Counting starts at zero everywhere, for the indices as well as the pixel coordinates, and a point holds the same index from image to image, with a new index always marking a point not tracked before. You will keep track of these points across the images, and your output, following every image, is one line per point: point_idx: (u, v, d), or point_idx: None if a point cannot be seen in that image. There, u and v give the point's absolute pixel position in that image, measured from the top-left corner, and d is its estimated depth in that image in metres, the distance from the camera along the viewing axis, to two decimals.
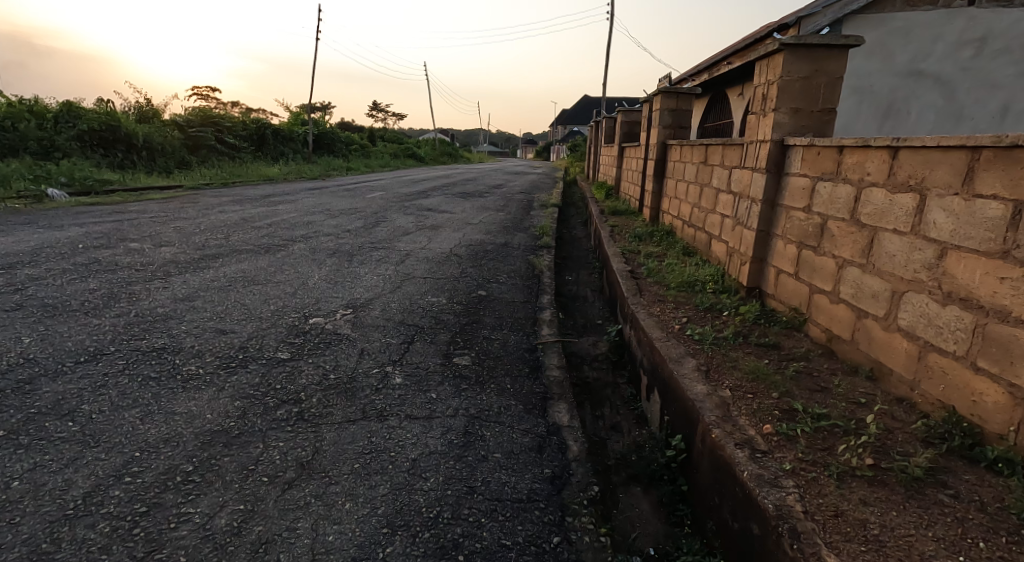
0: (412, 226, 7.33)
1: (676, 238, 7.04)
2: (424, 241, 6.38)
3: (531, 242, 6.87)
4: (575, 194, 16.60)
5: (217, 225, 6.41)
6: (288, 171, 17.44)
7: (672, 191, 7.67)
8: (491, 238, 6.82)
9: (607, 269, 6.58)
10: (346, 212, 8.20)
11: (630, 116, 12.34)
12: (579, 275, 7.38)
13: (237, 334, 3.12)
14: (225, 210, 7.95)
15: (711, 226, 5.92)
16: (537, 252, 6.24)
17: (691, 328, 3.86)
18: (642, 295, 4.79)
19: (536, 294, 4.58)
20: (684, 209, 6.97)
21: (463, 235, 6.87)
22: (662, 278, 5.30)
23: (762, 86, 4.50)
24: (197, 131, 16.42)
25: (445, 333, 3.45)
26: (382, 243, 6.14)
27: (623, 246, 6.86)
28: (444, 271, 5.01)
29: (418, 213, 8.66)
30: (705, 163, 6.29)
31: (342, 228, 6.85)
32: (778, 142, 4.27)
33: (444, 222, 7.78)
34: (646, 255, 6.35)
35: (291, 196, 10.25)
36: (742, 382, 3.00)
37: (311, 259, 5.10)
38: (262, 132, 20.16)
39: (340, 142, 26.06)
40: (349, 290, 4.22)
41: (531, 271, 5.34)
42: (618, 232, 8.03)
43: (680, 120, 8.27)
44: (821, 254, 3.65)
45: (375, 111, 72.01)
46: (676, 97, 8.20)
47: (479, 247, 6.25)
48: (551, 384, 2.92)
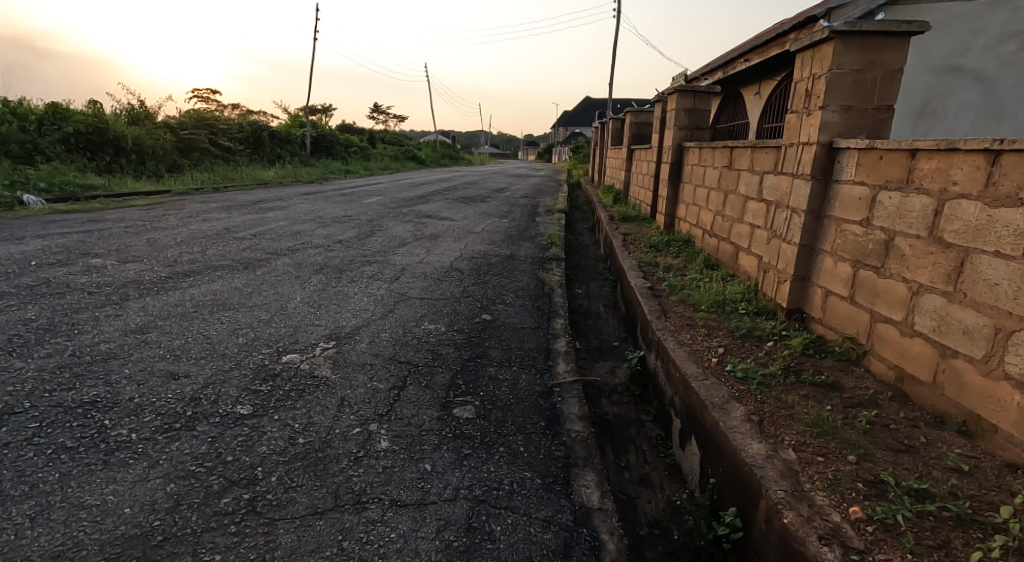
0: (410, 236, 6.79)
1: (697, 249, 6.49)
2: (423, 253, 5.85)
3: (539, 253, 6.32)
4: (581, 198, 16.02)
5: (196, 236, 5.87)
6: (284, 175, 16.91)
7: (690, 197, 7.12)
8: (496, 250, 6.27)
9: (622, 283, 6.04)
10: (339, 220, 7.66)
11: (639, 116, 11.78)
12: (590, 289, 6.82)
13: (191, 377, 2.59)
14: (210, 218, 7.43)
15: (738, 237, 5.37)
16: (546, 266, 5.70)
17: (731, 362, 3.32)
18: (667, 318, 4.25)
19: (548, 317, 4.03)
20: (705, 217, 6.41)
21: (465, 246, 6.33)
22: (687, 296, 4.75)
23: (805, 81, 3.94)
24: (190, 133, 15.91)
25: (443, 374, 2.91)
26: (376, 256, 5.60)
27: (638, 258, 6.31)
28: (444, 290, 4.47)
29: (417, 221, 8.12)
30: (730, 167, 5.74)
31: (332, 238, 6.32)
32: (825, 144, 3.73)
33: (444, 231, 7.24)
34: (666, 269, 5.81)
35: (283, 202, 9.72)
36: (807, 440, 2.46)
37: (294, 277, 4.57)
38: (258, 134, 19.67)
39: (339, 145, 25.57)
40: (334, 315, 3.68)
41: (540, 288, 4.80)
42: (631, 241, 7.49)
43: (697, 121, 7.73)
44: (886, 277, 3.10)
45: (376, 113, 71.74)
46: (693, 96, 7.66)
47: (482, 260, 5.70)
48: (574, 444, 2.37)
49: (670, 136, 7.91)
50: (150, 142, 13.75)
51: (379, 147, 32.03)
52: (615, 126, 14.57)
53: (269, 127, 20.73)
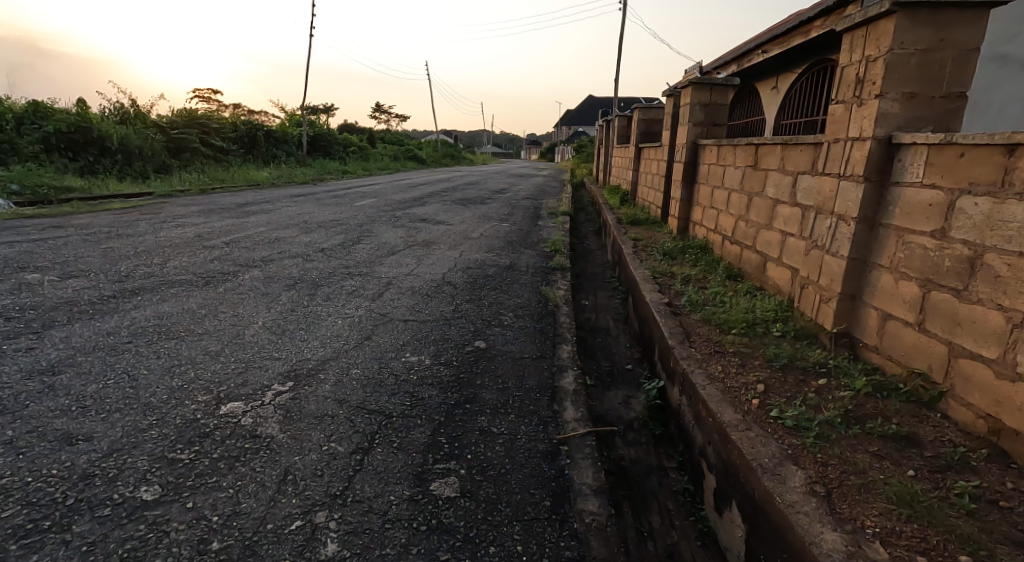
0: (400, 243, 6.22)
1: (716, 258, 5.89)
2: (414, 263, 5.28)
3: (542, 262, 5.74)
4: (585, 199, 15.40)
5: (163, 245, 5.31)
6: (278, 176, 16.34)
7: (707, 200, 6.53)
8: (495, 258, 5.69)
9: (634, 295, 5.45)
10: (326, 225, 7.09)
11: (648, 113, 11.17)
12: (598, 302, 6.24)
13: (94, 440, 2.03)
14: (186, 224, 6.87)
15: (766, 246, 4.78)
16: (551, 277, 5.12)
17: (776, 404, 2.73)
18: (691, 342, 3.66)
19: (553, 345, 3.45)
20: (727, 222, 5.82)
21: (461, 255, 5.75)
22: (712, 315, 4.16)
23: (855, 64, 3.34)
24: (181, 133, 15.37)
25: (422, 428, 2.32)
26: (361, 267, 5.03)
27: (652, 268, 5.73)
28: (433, 309, 3.90)
29: (410, 225, 7.54)
30: (756, 168, 5.15)
31: (314, 247, 5.75)
32: (882, 139, 3.13)
33: (439, 237, 6.66)
34: (684, 281, 5.22)
35: (270, 205, 9.18)
36: (896, 527, 1.89)
37: (261, 294, 4.00)
38: (253, 134, 19.13)
39: (337, 144, 25.03)
40: (299, 345, 3.11)
41: (543, 305, 4.23)
42: (643, 247, 6.91)
43: (714, 117, 7.13)
44: (972, 302, 2.52)
45: (378, 112, 71.22)
46: (709, 90, 7.07)
47: (478, 271, 5.13)
48: (587, 538, 1.81)
49: (683, 133, 7.31)
50: (137, 142, 13.21)
51: (379, 147, 31.47)
52: (623, 122, 14.00)
53: (264, 127, 20.16)
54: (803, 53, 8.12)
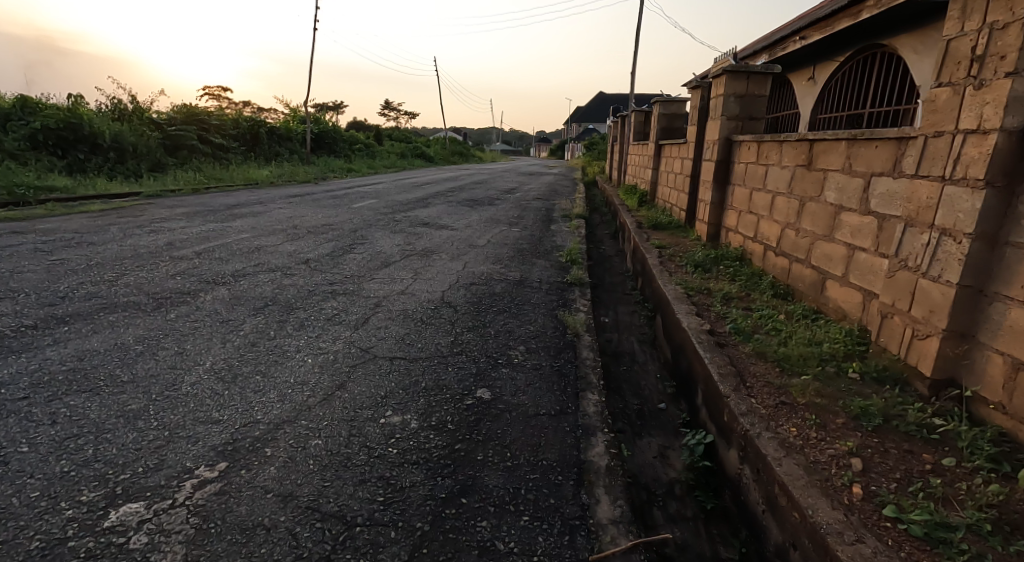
0: (398, 253, 5.51)
1: (758, 272, 5.17)
2: (410, 278, 4.59)
3: (557, 275, 5.03)
4: (598, 200, 14.60)
5: (124, 254, 4.64)
6: (278, 174, 15.69)
7: (746, 203, 5.81)
8: (503, 272, 4.98)
9: (664, 315, 4.73)
10: (317, 231, 6.41)
11: (669, 107, 10.39)
12: (619, 321, 5.52)
13: None
14: (161, 228, 6.19)
15: (828, 262, 4.07)
16: (568, 296, 4.41)
17: (886, 494, 2.02)
18: (749, 385, 2.95)
19: (575, 394, 2.75)
20: (772, 230, 5.11)
21: (465, 267, 5.05)
22: (768, 347, 3.44)
23: (972, 36, 2.63)
24: (179, 129, 14.67)
25: (395, 548, 1.65)
26: (348, 282, 4.34)
27: (683, 283, 5.00)
28: (427, 343, 3.20)
29: (411, 231, 6.84)
30: (812, 168, 4.44)
31: (299, 257, 5.07)
32: (1014, 131, 2.45)
33: (441, 246, 5.95)
34: (724, 301, 4.50)
35: (263, 207, 8.50)
36: None
37: (220, 320, 3.31)
38: (255, 131, 18.51)
39: (342, 142, 24.43)
40: (248, 396, 2.42)
41: (561, 335, 3.52)
42: (670, 257, 6.18)
43: (750, 110, 6.39)
44: None
45: (387, 110, 70.80)
46: (746, 80, 6.33)
47: (483, 289, 4.42)
48: None
49: (715, 128, 6.58)
50: (131, 138, 12.57)
51: (386, 145, 30.81)
52: (637, 119, 13.10)
53: (267, 123, 19.52)
54: (846, 38, 7.36)
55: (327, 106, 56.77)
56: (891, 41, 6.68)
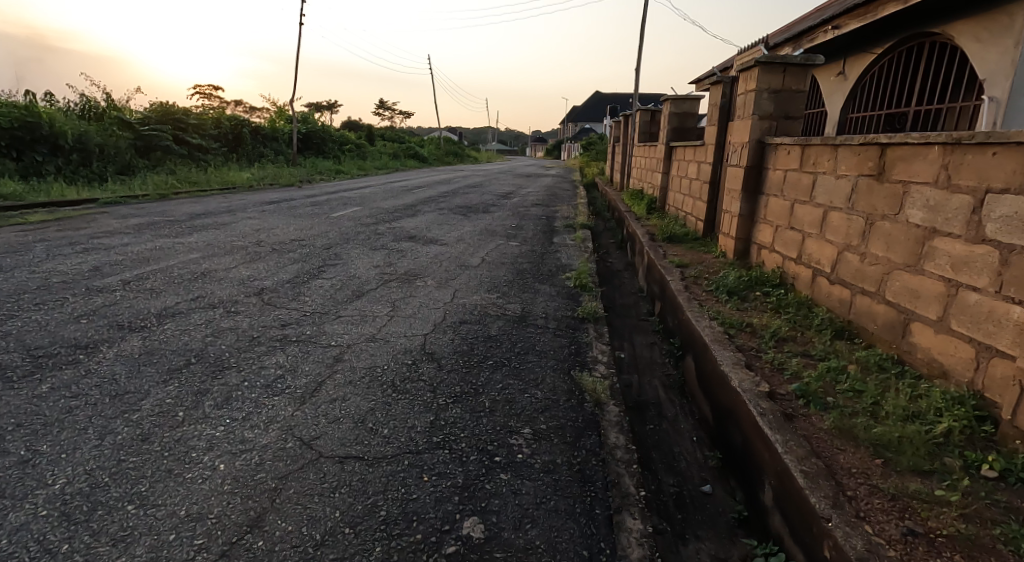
0: (375, 278, 4.64)
1: (805, 302, 4.36)
2: (386, 315, 3.72)
3: (566, 307, 4.18)
4: (600, 205, 13.76)
5: (29, 285, 3.73)
6: (260, 177, 14.74)
7: (786, 218, 4.99)
8: (501, 305, 4.12)
9: (699, 358, 3.88)
10: (284, 249, 5.52)
11: (681, 106, 9.41)
12: (639, 359, 4.68)
13: None
14: (98, 245, 5.26)
15: (912, 299, 3.24)
16: (582, 341, 3.56)
17: None
18: (850, 493, 2.11)
19: (608, 521, 1.90)
20: (825, 253, 4.28)
21: (454, 299, 4.19)
22: (855, 422, 2.60)
23: None
24: (152, 129, 13.69)
25: None
26: (307, 322, 3.47)
27: (719, 316, 4.16)
28: (397, 427, 2.33)
29: (393, 247, 5.96)
30: (884, 180, 3.62)
31: (252, 285, 4.18)
32: None
33: (427, 267, 5.08)
34: (774, 343, 3.66)
35: (231, 217, 7.60)
36: None
37: (113, 391, 2.41)
38: (237, 131, 17.57)
39: (332, 142, 23.51)
40: (102, 554, 1.57)
41: (579, 406, 2.66)
42: (694, 279, 5.35)
43: (787, 108, 5.53)
44: None
45: (381, 110, 69.98)
46: (783, 73, 5.47)
47: (477, 330, 3.57)
48: None
49: (744, 129, 5.73)
50: (98, 139, 11.59)
51: (377, 145, 29.85)
52: (642, 118, 12.22)
53: (251, 123, 18.56)
54: (888, 24, 6.50)
55: (318, 106, 55.60)
56: (944, 31, 5.88)
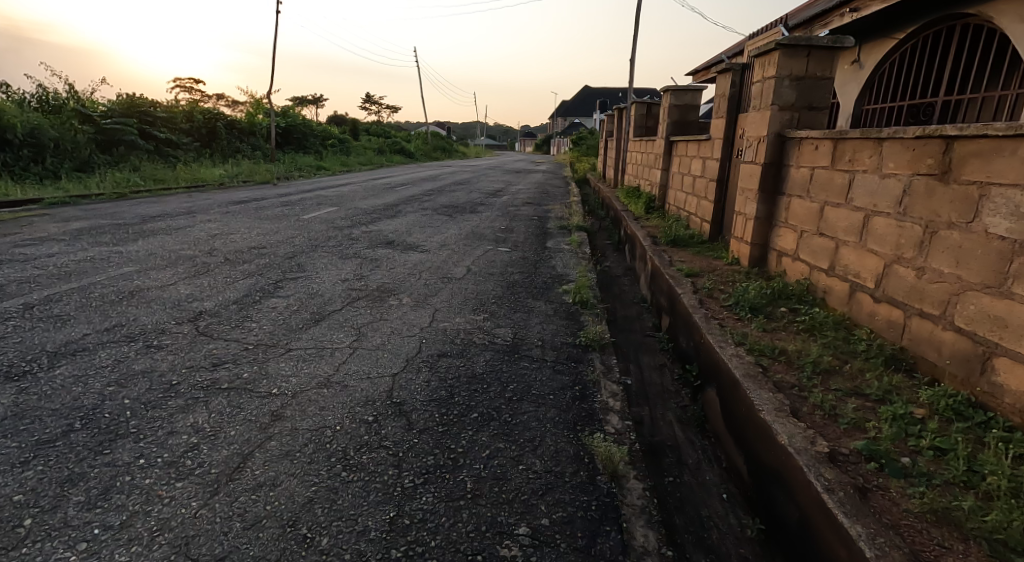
0: (340, 296, 3.97)
1: (842, 321, 3.76)
2: (348, 348, 3.05)
3: (566, 333, 3.54)
4: (593, 202, 13.13)
5: None
6: (234, 174, 13.95)
7: (813, 223, 4.38)
8: (488, 331, 3.47)
9: (725, 393, 3.26)
10: (239, 259, 4.82)
11: (681, 97, 8.76)
12: (648, 388, 4.06)
13: None
14: (17, 255, 4.53)
15: (996, 328, 2.64)
16: (587, 380, 2.92)
17: None
18: None
19: None
20: (866, 264, 3.67)
21: (432, 324, 3.53)
22: (953, 501, 1.99)
23: None
24: (115, 122, 12.85)
25: None
26: (248, 359, 2.79)
27: (746, 341, 3.54)
28: (343, 536, 1.69)
29: (366, 256, 5.28)
30: (949, 181, 3.02)
31: (188, 307, 3.49)
32: None
33: (403, 281, 4.42)
34: (817, 377, 3.05)
35: (188, 219, 6.87)
36: None
37: None
38: (210, 125, 16.71)
39: (313, 137, 22.66)
40: None
41: (590, 485, 2.03)
42: (708, 291, 4.73)
43: (810, 97, 4.92)
44: None
45: (367, 105, 68.98)
46: (806, 58, 4.85)
47: (459, 367, 2.91)
48: None
49: (761, 122, 5.12)
50: (53, 133, 10.75)
51: (361, 140, 29.00)
52: (637, 111, 11.60)
53: (225, 117, 17.69)
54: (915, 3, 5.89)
55: (302, 101, 54.35)
56: (981, 11, 5.30)
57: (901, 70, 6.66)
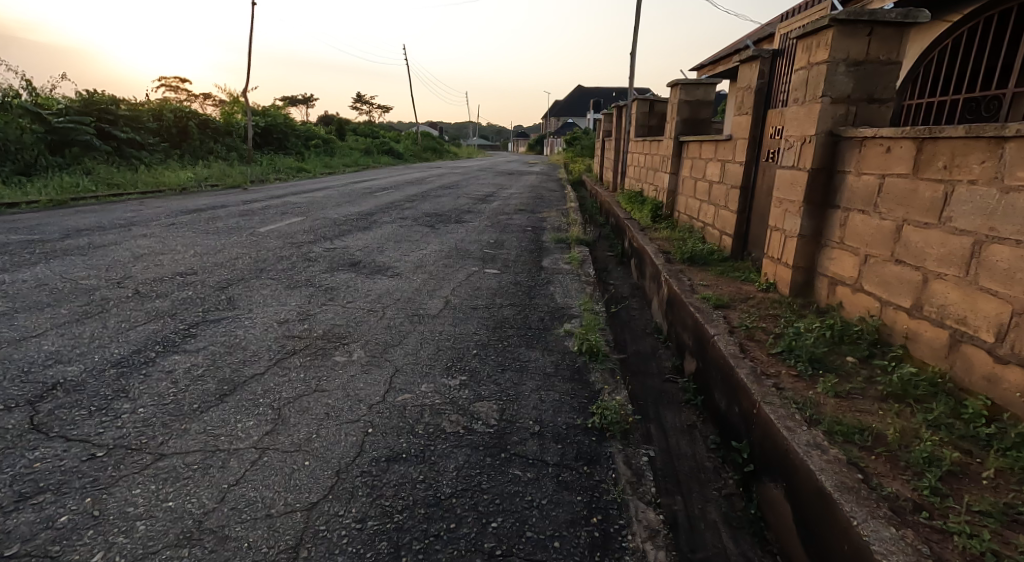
0: (269, 350, 2.98)
1: (943, 382, 2.80)
2: (251, 449, 2.06)
3: (573, 409, 2.57)
4: (592, 207, 12.18)
5: None
6: (202, 177, 12.90)
7: (885, 244, 3.44)
8: (464, 409, 2.49)
9: (797, 496, 2.31)
10: (154, 290, 3.81)
11: (692, 92, 7.80)
12: (680, 467, 3.08)
13: None
14: None
15: None
16: (609, 502, 1.96)
17: None
18: None
19: None
20: (978, 307, 2.74)
21: (387, 398, 2.54)
22: None
23: None
24: (69, 121, 11.78)
25: None
26: (81, 482, 1.81)
27: (821, 417, 2.58)
28: None
29: (320, 283, 4.29)
30: None
31: (41, 376, 2.48)
32: None
33: (359, 325, 3.43)
34: (946, 486, 2.09)
35: (120, 233, 5.85)
36: None
37: None
38: (180, 124, 15.63)
39: (295, 137, 21.59)
40: None
41: None
42: (747, 329, 3.77)
43: (870, 86, 3.97)
44: None
45: (357, 104, 67.97)
46: (868, 36, 3.88)
47: (416, 484, 1.94)
48: None
49: (807, 117, 4.16)
50: None
51: (346, 141, 27.89)
52: (639, 109, 10.65)
53: (197, 115, 16.61)
54: None
55: (290, 101, 53.00)
56: None
57: (954, 59, 5.75)
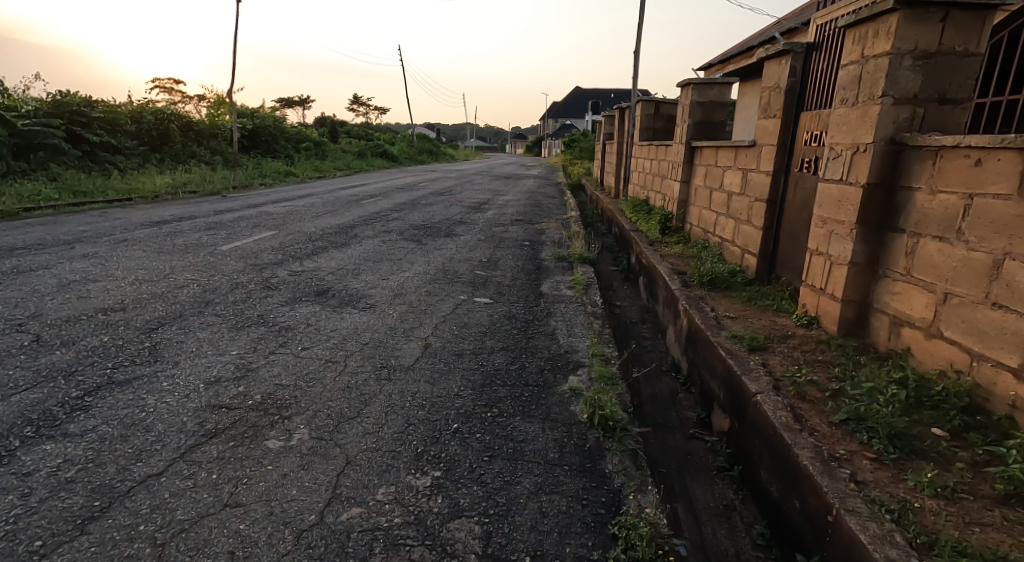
0: (180, 430, 2.25)
1: None
2: None
3: (585, 532, 1.86)
4: (593, 215, 11.46)
5: None
6: (179, 183, 12.14)
7: (974, 283, 2.73)
8: (431, 538, 1.77)
9: None
10: (60, 335, 3.07)
11: (706, 93, 7.08)
12: None
13: None
14: None
15: None
16: None
17: None
18: None
19: None
20: None
21: (325, 519, 1.83)
22: None
23: None
24: (36, 122, 11.01)
25: None
26: None
27: (931, 542, 1.86)
28: None
29: (273, 321, 3.56)
30: None
31: None
32: None
33: (308, 386, 2.70)
34: None
35: (57, 253, 5.09)
36: None
37: None
38: (159, 126, 14.86)
39: (284, 138, 20.84)
40: None
41: None
42: (795, 383, 3.04)
43: (943, 83, 3.24)
44: None
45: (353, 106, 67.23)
46: (941, 23, 3.16)
47: None
48: None
49: (861, 122, 3.44)
50: None
51: (339, 143, 27.12)
52: (643, 111, 9.91)
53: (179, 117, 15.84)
54: None
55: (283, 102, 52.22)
56: None
57: None
